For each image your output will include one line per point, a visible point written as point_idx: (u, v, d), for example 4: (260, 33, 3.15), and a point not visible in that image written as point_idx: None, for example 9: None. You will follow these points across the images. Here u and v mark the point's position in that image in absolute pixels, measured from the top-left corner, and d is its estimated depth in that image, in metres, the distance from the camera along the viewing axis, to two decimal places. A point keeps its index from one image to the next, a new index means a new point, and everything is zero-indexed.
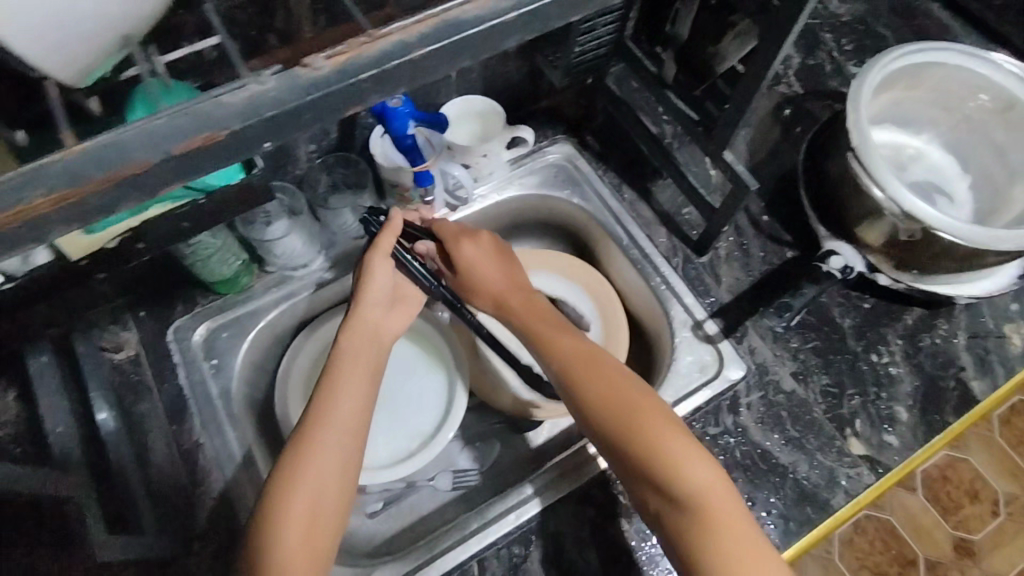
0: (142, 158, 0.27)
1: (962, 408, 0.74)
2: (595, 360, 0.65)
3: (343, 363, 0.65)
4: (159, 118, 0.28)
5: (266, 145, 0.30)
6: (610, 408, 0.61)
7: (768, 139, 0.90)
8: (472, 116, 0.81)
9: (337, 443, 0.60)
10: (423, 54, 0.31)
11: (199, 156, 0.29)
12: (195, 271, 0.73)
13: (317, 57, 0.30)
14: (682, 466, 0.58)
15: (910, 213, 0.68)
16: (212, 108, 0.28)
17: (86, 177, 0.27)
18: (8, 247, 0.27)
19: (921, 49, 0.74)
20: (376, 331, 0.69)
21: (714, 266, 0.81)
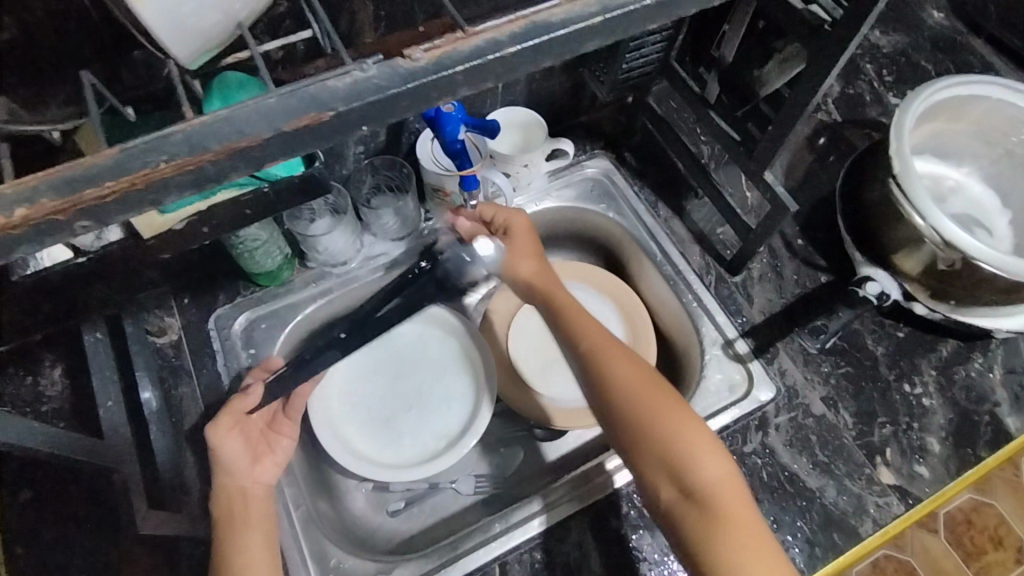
0: (256, 132, 0.29)
1: (996, 444, 0.73)
2: (619, 353, 0.62)
3: (231, 529, 0.59)
4: (273, 98, 0.30)
5: (362, 130, 0.32)
6: (636, 395, 0.59)
7: (805, 165, 0.91)
8: (516, 127, 0.83)
9: None
10: (513, 52, 0.32)
11: (306, 135, 0.30)
12: (242, 262, 0.76)
13: (416, 49, 0.31)
14: (698, 461, 0.56)
15: (951, 243, 0.68)
16: (321, 89, 0.30)
17: (205, 147, 0.29)
18: (129, 208, 0.29)
19: (967, 81, 0.74)
20: (245, 487, 0.63)
21: (747, 285, 0.82)
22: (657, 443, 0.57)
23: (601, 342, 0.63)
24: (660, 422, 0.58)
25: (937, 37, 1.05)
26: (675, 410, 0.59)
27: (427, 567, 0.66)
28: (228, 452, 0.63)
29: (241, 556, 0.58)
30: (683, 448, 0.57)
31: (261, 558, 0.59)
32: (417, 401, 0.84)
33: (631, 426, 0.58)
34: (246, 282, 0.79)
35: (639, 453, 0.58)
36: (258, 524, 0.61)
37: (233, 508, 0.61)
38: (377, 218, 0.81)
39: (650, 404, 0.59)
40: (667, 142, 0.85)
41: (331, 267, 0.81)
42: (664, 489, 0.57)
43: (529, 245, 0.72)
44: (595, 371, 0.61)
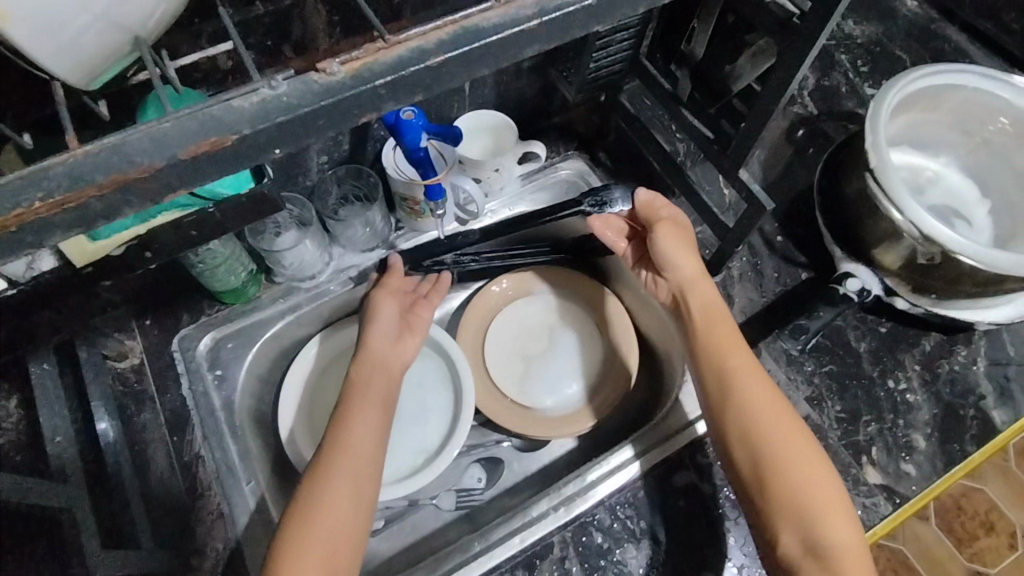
0: (148, 161, 0.27)
1: (984, 439, 0.71)
2: (770, 388, 0.62)
3: (357, 393, 0.67)
4: (166, 122, 0.27)
5: (276, 153, 0.29)
6: (777, 431, 0.59)
7: (781, 159, 0.90)
8: (484, 129, 0.80)
9: (351, 474, 0.59)
10: (441, 61, 0.30)
11: (208, 161, 0.28)
12: (203, 281, 0.74)
13: (332, 62, 0.29)
14: (833, 522, 0.55)
15: (930, 237, 0.66)
16: (223, 112, 0.28)
17: (90, 179, 0.26)
18: (11, 250, 0.26)
19: (938, 71, 0.73)
20: (384, 359, 0.71)
21: (727, 285, 0.80)
22: (790, 487, 0.57)
23: (755, 371, 0.63)
24: (797, 466, 0.58)
25: (911, 26, 1.04)
26: (815, 460, 0.58)
27: None
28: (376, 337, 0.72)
29: (364, 424, 0.64)
30: (816, 500, 0.56)
31: (376, 430, 0.64)
32: (393, 416, 0.82)
33: (765, 462, 0.58)
34: (212, 301, 0.77)
35: (768, 490, 0.57)
36: (376, 402, 0.67)
37: (366, 371, 0.69)
38: (345, 229, 0.79)
39: (792, 444, 0.59)
40: (642, 141, 0.83)
41: (300, 282, 0.79)
42: (787, 538, 0.56)
43: (682, 247, 0.71)
44: (737, 397, 0.62)
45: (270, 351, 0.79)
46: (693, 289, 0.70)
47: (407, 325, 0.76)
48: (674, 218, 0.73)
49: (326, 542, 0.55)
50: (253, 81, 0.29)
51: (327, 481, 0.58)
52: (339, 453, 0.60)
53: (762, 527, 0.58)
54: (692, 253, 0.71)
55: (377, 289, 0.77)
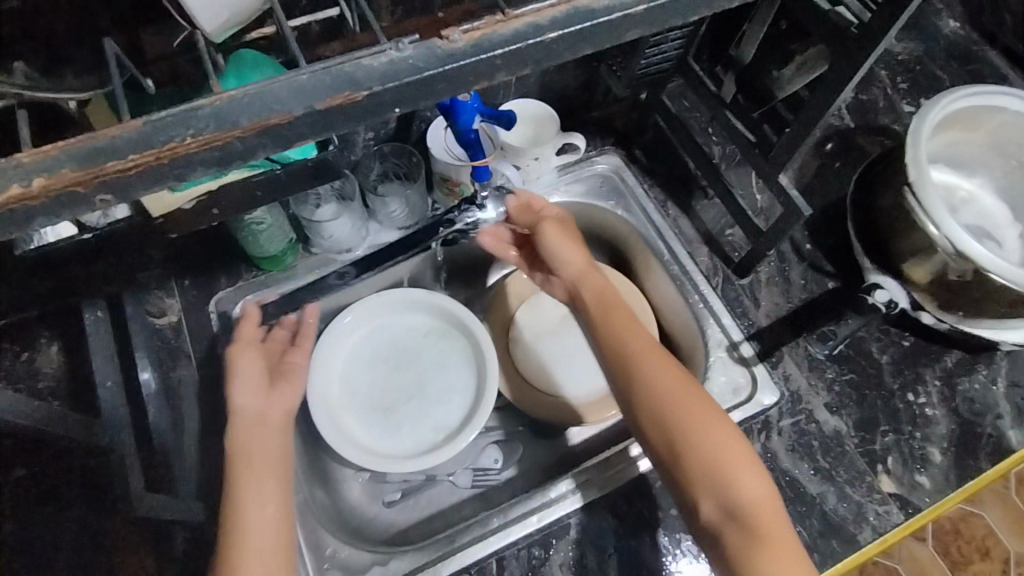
0: (287, 109, 0.29)
1: (999, 457, 0.72)
2: (668, 365, 0.62)
3: (238, 466, 0.61)
4: (304, 75, 0.29)
5: (395, 112, 0.31)
6: (682, 407, 0.60)
7: (815, 169, 0.91)
8: (526, 119, 0.82)
9: (263, 553, 0.57)
10: (553, 38, 0.31)
11: (337, 114, 0.30)
12: (245, 245, 0.75)
13: (455, 30, 0.30)
14: (744, 488, 0.57)
15: (963, 253, 0.67)
16: (356, 69, 0.29)
17: (233, 122, 0.28)
18: (152, 183, 0.28)
19: (985, 92, 0.73)
20: (261, 417, 0.65)
21: (754, 289, 0.81)
22: (700, 459, 0.58)
23: (648, 347, 0.64)
24: (700, 437, 0.58)
25: (953, 47, 1.04)
26: (720, 426, 0.59)
27: (422, 561, 0.65)
28: (245, 398, 0.66)
29: (258, 497, 0.59)
30: (723, 463, 0.58)
31: (275, 498, 0.60)
32: (417, 393, 0.83)
33: (675, 444, 0.59)
34: (251, 267, 0.79)
35: (683, 465, 0.58)
36: (263, 467, 0.61)
37: (243, 437, 0.63)
38: (383, 206, 0.81)
39: (694, 416, 0.59)
40: (680, 141, 0.84)
41: (335, 254, 0.81)
42: (705, 505, 0.58)
43: (570, 236, 0.72)
44: (635, 387, 0.61)
45: None
46: (587, 274, 0.70)
47: (278, 374, 0.70)
48: (557, 215, 0.73)
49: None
50: (379, 43, 0.31)
51: (239, 559, 0.56)
52: (243, 532, 0.57)
53: (686, 504, 0.59)
54: (580, 245, 0.72)
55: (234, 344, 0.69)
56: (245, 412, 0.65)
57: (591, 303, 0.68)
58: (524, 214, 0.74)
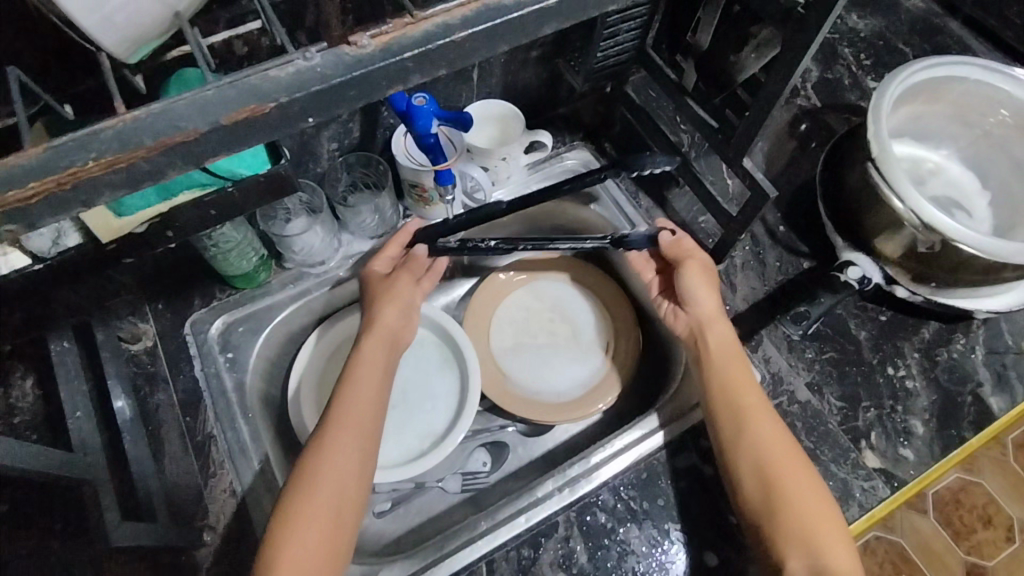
0: (193, 125, 0.28)
1: (982, 424, 0.72)
2: (779, 420, 0.64)
3: (359, 369, 0.68)
4: (209, 89, 0.29)
5: (308, 122, 0.31)
6: (783, 460, 0.61)
7: (783, 151, 0.91)
8: (492, 119, 0.82)
9: (354, 446, 0.62)
10: (464, 37, 0.31)
11: (248, 126, 0.30)
12: (217, 265, 0.75)
13: (363, 35, 0.30)
14: (837, 552, 0.56)
15: (929, 224, 0.67)
16: (261, 81, 0.29)
17: (137, 142, 0.28)
18: (62, 209, 0.28)
19: (941, 64, 0.74)
20: (388, 339, 0.72)
21: (730, 274, 0.81)
22: (797, 514, 0.58)
23: (763, 402, 0.65)
24: (800, 495, 0.59)
25: (913, 21, 1.05)
26: (820, 490, 0.60)
27: (412, 569, 0.64)
28: (385, 315, 0.73)
29: (363, 399, 0.66)
30: (818, 522, 0.58)
31: (376, 407, 0.66)
32: (400, 402, 0.83)
33: (772, 493, 0.60)
34: (225, 287, 0.79)
35: (779, 517, 0.58)
36: (376, 379, 0.68)
37: (370, 345, 0.71)
38: (354, 216, 0.81)
39: (795, 471, 0.60)
40: (647, 131, 0.84)
41: (308, 268, 0.81)
42: (793, 562, 0.57)
43: (705, 273, 0.73)
44: (749, 433, 0.63)
45: (279, 335, 0.81)
46: (716, 321, 0.71)
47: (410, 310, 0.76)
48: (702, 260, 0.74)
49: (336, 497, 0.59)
50: (286, 53, 0.31)
51: (332, 449, 0.61)
52: (344, 425, 0.63)
53: (768, 557, 0.59)
54: (716, 290, 0.72)
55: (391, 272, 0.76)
56: (380, 327, 0.72)
57: (711, 344, 0.70)
58: (672, 249, 0.75)
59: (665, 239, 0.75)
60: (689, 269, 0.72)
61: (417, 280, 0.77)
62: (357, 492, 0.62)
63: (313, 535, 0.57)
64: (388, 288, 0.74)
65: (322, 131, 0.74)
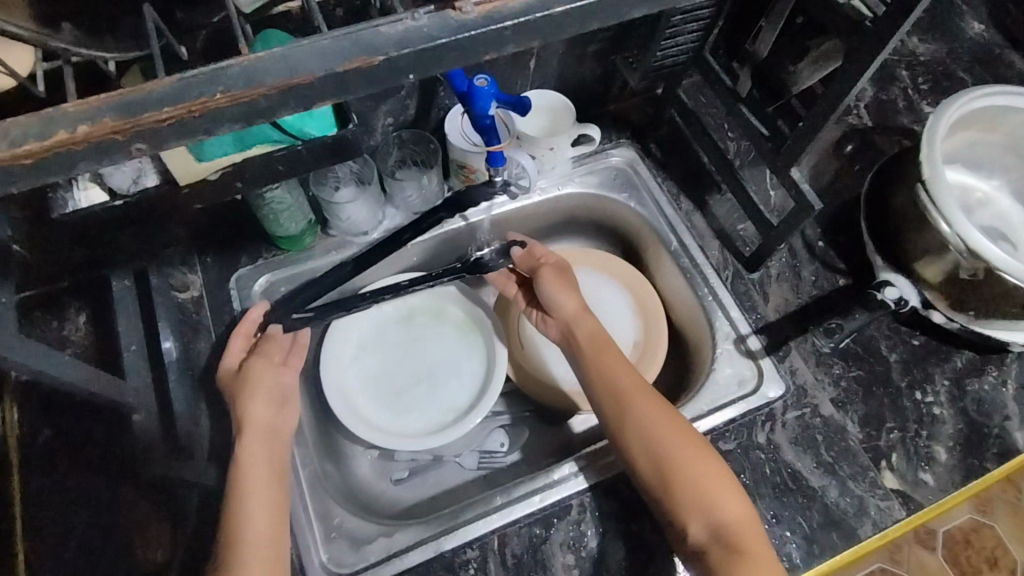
0: (309, 70, 0.31)
1: (1006, 458, 0.72)
2: (651, 397, 0.68)
3: (241, 473, 0.64)
4: (326, 40, 0.31)
5: (408, 80, 0.33)
6: (659, 436, 0.64)
7: (830, 168, 0.91)
8: (545, 111, 0.84)
9: (258, 555, 0.59)
10: (561, 11, 0.33)
11: (357, 77, 0.32)
12: (267, 225, 0.78)
13: (468, 2, 0.32)
14: (722, 505, 0.61)
15: (974, 251, 0.67)
16: (372, 35, 0.31)
17: (261, 81, 0.30)
18: (187, 134, 0.31)
19: (1001, 92, 0.73)
20: (267, 431, 0.68)
21: (763, 283, 0.82)
22: (684, 478, 0.62)
23: (636, 384, 0.69)
24: (682, 460, 0.63)
25: (976, 50, 1.04)
26: (700, 450, 0.64)
27: (426, 534, 0.66)
28: (253, 411, 0.68)
29: (255, 499, 0.62)
30: (702, 483, 0.62)
31: (272, 503, 0.63)
32: (426, 375, 0.86)
33: (660, 467, 0.63)
34: (271, 247, 0.82)
35: (670, 490, 0.62)
36: (264, 474, 0.65)
37: (245, 444, 0.66)
38: (400, 190, 0.83)
39: (674, 440, 0.64)
40: (695, 135, 0.85)
41: (351, 237, 0.84)
42: (694, 525, 0.60)
43: (562, 276, 0.78)
44: (630, 417, 0.66)
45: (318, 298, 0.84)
46: (581, 317, 0.76)
47: (283, 396, 0.72)
48: (556, 261, 0.80)
49: None
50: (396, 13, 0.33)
51: (239, 565, 0.58)
52: (241, 528, 0.60)
53: (673, 529, 0.62)
54: (575, 290, 0.78)
55: (255, 358, 0.72)
56: (252, 423, 0.67)
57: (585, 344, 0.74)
58: (526, 260, 0.81)
59: (517, 252, 0.81)
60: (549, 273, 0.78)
61: (284, 360, 0.74)
62: None
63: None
64: (246, 383, 0.70)
65: (380, 106, 0.76)
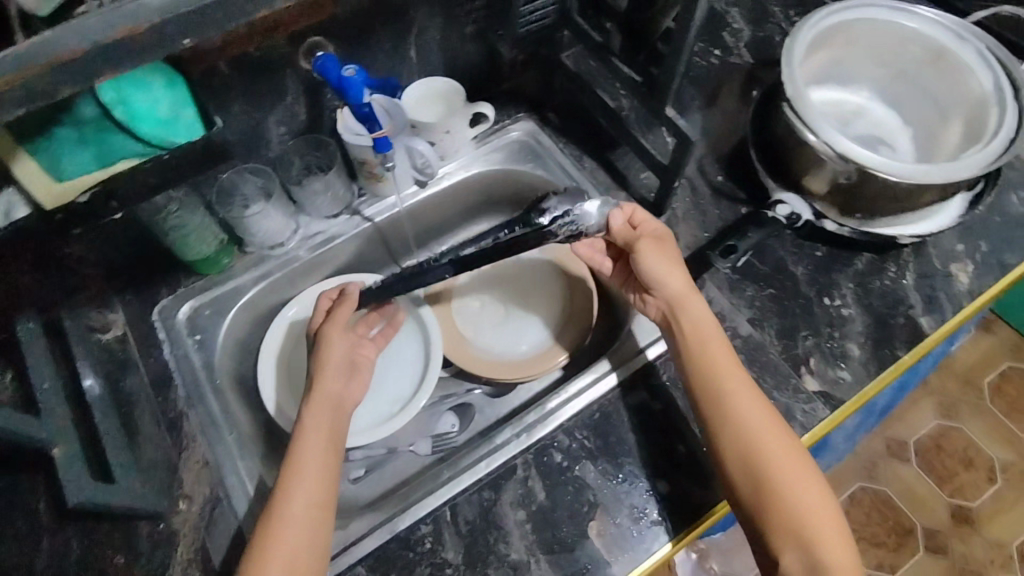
0: (76, 44, 0.34)
1: (913, 343, 0.76)
2: (764, 412, 0.66)
3: (306, 431, 0.67)
4: (89, 17, 0.35)
5: (182, 43, 0.38)
6: (762, 456, 0.64)
7: (720, 108, 0.95)
8: (435, 97, 0.86)
9: (304, 503, 0.63)
10: None
11: (128, 45, 0.36)
12: (177, 250, 0.78)
13: None
14: (822, 541, 0.62)
15: (843, 155, 0.71)
16: (134, 6, 0.35)
17: (30, 61, 0.34)
18: None
19: (847, 8, 0.78)
20: (338, 398, 0.71)
21: (672, 224, 0.85)
22: (782, 505, 0.63)
23: (750, 395, 0.67)
24: (790, 480, 0.64)
25: None
26: (804, 479, 0.64)
27: (379, 520, 0.67)
28: (329, 374, 0.72)
29: (313, 455, 0.66)
30: (805, 516, 0.63)
31: (326, 469, 0.66)
32: None
33: (762, 481, 0.63)
34: (190, 273, 0.82)
35: (768, 515, 0.63)
36: (331, 436, 0.68)
37: (315, 407, 0.69)
38: (308, 196, 0.84)
39: (779, 467, 0.64)
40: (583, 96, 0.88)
41: (268, 250, 0.85)
42: (787, 556, 0.62)
43: (671, 254, 0.72)
44: (733, 426, 0.66)
45: (247, 315, 0.84)
46: (688, 302, 0.71)
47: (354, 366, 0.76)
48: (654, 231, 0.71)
49: (298, 555, 0.60)
50: None
51: (285, 518, 0.62)
52: (293, 479, 0.64)
53: (763, 548, 0.64)
54: (681, 270, 0.72)
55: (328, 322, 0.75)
56: (328, 389, 0.71)
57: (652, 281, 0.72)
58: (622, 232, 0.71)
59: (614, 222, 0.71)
60: (648, 254, 0.70)
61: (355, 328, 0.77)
62: (322, 539, 0.62)
63: (305, 527, 0.62)
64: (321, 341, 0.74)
65: (269, 116, 0.77)
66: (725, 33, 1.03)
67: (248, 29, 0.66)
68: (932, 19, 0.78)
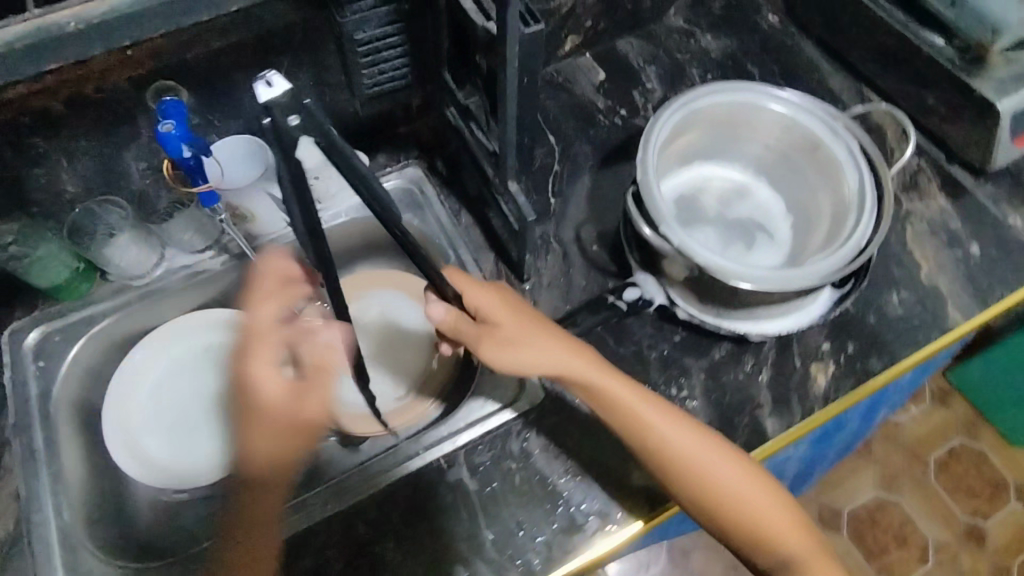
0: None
1: (752, 446, 0.73)
2: (708, 443, 0.68)
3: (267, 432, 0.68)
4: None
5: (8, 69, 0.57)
6: (720, 492, 0.67)
7: (613, 171, 0.93)
8: (308, 141, 0.85)
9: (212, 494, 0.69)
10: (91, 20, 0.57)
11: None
12: (29, 277, 0.79)
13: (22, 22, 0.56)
14: (788, 537, 0.70)
15: (683, 251, 0.67)
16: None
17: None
18: None
19: (719, 91, 0.76)
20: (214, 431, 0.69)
21: (535, 292, 0.83)
22: (754, 519, 0.69)
23: (690, 433, 0.68)
24: (749, 499, 0.68)
25: (767, 40, 1.05)
26: (758, 492, 0.69)
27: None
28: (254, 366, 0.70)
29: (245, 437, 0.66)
30: (766, 522, 0.70)
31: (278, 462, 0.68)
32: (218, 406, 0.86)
33: (731, 514, 0.69)
34: (45, 296, 0.82)
35: (740, 532, 0.70)
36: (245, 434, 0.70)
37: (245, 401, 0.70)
38: (177, 232, 0.86)
39: (739, 493, 0.68)
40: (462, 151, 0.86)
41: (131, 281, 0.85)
42: (761, 552, 0.71)
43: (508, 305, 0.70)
44: (695, 475, 0.67)
45: (102, 343, 0.83)
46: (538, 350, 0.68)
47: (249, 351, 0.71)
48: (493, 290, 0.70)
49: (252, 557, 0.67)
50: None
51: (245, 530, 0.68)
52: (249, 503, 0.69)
53: (738, 549, 0.73)
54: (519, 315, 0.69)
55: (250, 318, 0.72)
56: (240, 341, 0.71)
57: (535, 342, 0.68)
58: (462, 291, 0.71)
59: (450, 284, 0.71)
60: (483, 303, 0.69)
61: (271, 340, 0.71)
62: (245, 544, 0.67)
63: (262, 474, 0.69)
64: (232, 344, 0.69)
65: (126, 150, 0.77)
66: (636, 91, 1.00)
67: (79, 73, 0.66)
68: (807, 108, 0.75)
